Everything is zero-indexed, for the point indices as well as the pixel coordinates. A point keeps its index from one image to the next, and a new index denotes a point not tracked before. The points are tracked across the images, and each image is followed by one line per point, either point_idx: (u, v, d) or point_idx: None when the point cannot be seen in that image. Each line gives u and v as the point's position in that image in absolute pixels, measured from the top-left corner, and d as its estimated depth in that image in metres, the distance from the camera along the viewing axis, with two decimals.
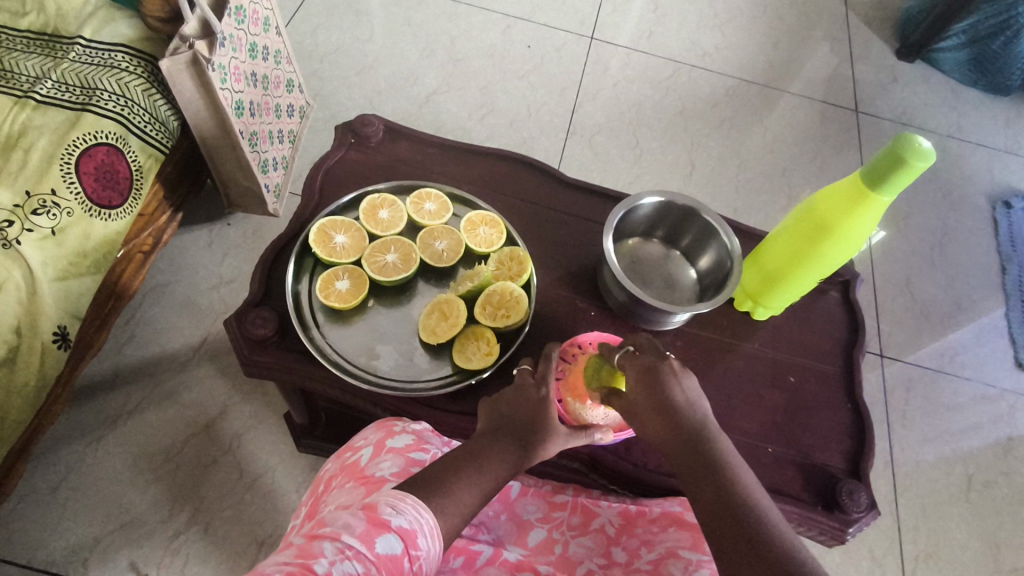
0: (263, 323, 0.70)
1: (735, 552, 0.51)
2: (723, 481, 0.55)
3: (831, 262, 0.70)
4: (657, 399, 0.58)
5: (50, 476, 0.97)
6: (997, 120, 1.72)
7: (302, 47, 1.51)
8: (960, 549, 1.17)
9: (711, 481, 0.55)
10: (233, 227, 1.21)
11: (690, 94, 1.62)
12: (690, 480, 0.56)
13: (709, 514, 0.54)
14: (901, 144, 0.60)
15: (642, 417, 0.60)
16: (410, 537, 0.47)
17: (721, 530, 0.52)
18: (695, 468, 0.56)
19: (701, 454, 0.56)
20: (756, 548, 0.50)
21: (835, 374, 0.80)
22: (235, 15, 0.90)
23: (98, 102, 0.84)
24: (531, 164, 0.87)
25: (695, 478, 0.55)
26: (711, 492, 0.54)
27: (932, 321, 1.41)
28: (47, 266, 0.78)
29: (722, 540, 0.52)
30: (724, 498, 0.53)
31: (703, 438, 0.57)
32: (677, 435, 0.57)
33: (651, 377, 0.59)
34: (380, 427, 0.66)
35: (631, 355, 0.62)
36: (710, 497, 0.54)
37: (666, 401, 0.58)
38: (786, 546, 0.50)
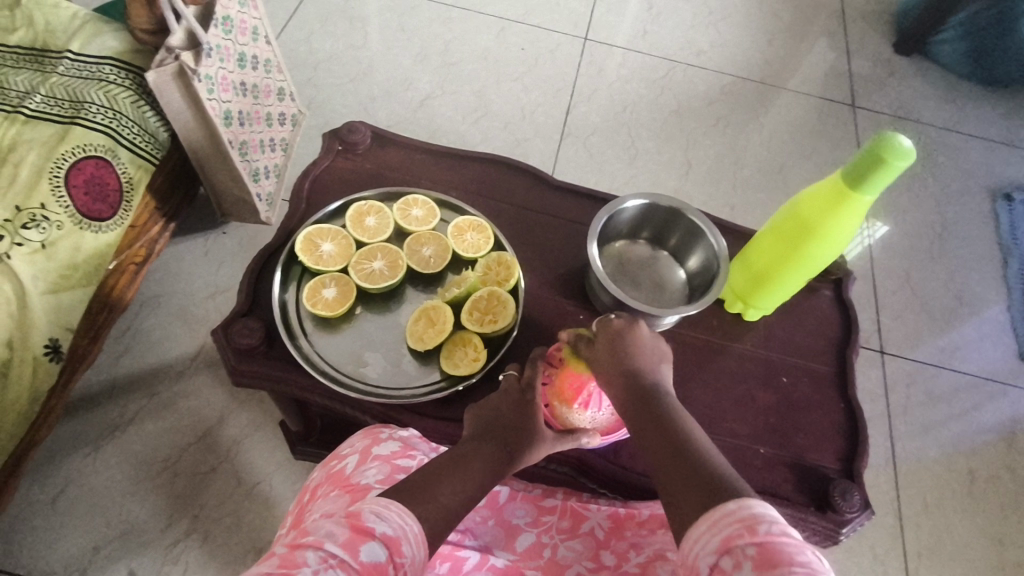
0: (249, 333, 0.69)
1: (669, 481, 0.50)
2: (665, 422, 0.54)
3: (816, 262, 0.70)
4: (615, 352, 0.60)
5: (48, 488, 0.98)
6: (996, 113, 1.71)
7: (296, 55, 1.51)
8: (963, 546, 1.16)
9: (654, 422, 0.54)
10: (227, 236, 1.21)
11: (686, 93, 1.61)
12: (636, 424, 0.56)
13: (650, 452, 0.53)
14: (881, 144, 0.59)
15: (600, 371, 0.60)
16: (394, 544, 0.46)
17: (659, 464, 0.52)
18: (641, 410, 0.56)
19: (647, 399, 0.56)
20: (687, 475, 0.49)
21: (827, 373, 0.80)
22: (222, 26, 0.90)
23: (87, 115, 0.84)
24: (518, 168, 0.87)
25: (639, 420, 0.56)
26: (652, 430, 0.54)
27: (933, 316, 1.40)
28: (38, 280, 0.78)
29: (659, 472, 0.51)
30: (663, 435, 0.53)
31: (656, 391, 0.57)
32: (627, 381, 0.58)
33: (613, 342, 0.61)
34: (367, 433, 0.66)
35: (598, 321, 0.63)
36: (653, 436, 0.54)
37: (622, 353, 0.59)
38: (717, 471, 0.49)
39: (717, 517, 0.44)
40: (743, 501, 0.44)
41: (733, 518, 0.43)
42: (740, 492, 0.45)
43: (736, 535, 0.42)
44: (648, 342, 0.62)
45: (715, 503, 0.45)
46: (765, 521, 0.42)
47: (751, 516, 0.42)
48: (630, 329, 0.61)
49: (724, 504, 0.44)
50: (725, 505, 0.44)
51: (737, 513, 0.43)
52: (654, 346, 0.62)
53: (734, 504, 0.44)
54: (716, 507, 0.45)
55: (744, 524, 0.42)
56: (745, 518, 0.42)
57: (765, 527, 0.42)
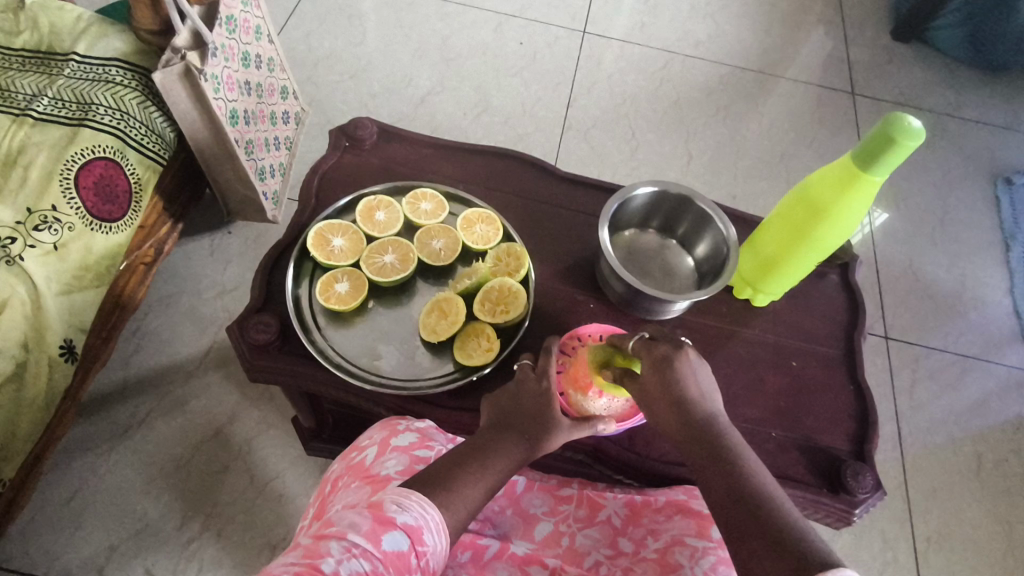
0: (265, 328, 0.70)
1: (748, 539, 0.51)
2: (736, 474, 0.55)
3: (827, 243, 0.70)
4: (670, 387, 0.59)
5: (64, 488, 0.98)
6: (995, 97, 1.71)
7: (296, 53, 1.51)
8: (972, 527, 1.17)
9: (725, 475, 0.55)
10: (234, 235, 1.22)
11: (685, 84, 1.62)
12: (706, 475, 0.56)
13: (723, 509, 0.54)
14: (891, 123, 0.60)
15: (654, 406, 0.60)
16: (415, 534, 0.47)
17: (734, 520, 0.52)
18: (712, 463, 0.56)
19: (716, 449, 0.57)
20: (769, 536, 0.50)
21: (837, 357, 0.81)
22: (226, 25, 0.90)
23: (94, 116, 0.85)
24: (525, 160, 0.88)
25: (710, 472, 0.56)
26: (722, 481, 0.55)
27: (936, 301, 1.41)
28: (51, 281, 0.79)
29: (736, 530, 0.52)
30: (737, 490, 0.54)
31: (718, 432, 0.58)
32: (693, 432, 0.58)
33: (660, 365, 0.60)
34: (384, 426, 0.67)
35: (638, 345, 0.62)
36: (725, 490, 0.54)
37: (679, 390, 0.59)
38: (799, 534, 0.49)
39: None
40: (831, 570, 0.45)
41: None
42: (830, 560, 0.46)
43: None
44: (692, 368, 0.60)
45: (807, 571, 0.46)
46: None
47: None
48: (677, 355, 0.59)
49: (818, 572, 0.45)
50: (820, 574, 0.45)
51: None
52: (709, 386, 0.61)
53: (824, 573, 0.45)
54: (809, 574, 0.45)
55: None
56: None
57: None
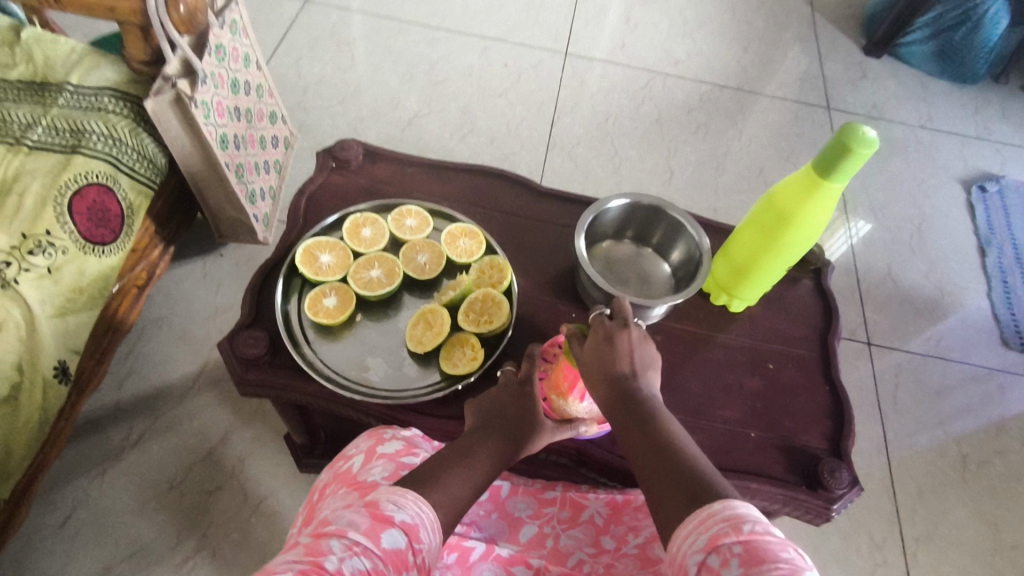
0: (255, 342, 0.72)
1: (659, 487, 0.53)
2: (652, 430, 0.57)
3: (793, 250, 0.74)
4: (606, 355, 0.60)
5: (57, 511, 0.99)
6: (965, 107, 1.77)
7: (285, 80, 1.55)
8: (958, 528, 1.19)
9: (642, 429, 0.57)
10: (225, 258, 1.24)
11: (666, 102, 1.67)
12: (624, 430, 0.59)
13: (640, 459, 0.56)
14: (846, 133, 0.63)
15: (590, 376, 0.61)
16: (412, 531, 0.49)
17: (648, 471, 0.54)
18: (631, 416, 0.59)
19: (638, 408, 0.59)
20: (674, 479, 0.52)
21: (812, 358, 0.83)
22: (215, 54, 0.93)
23: (88, 144, 0.87)
24: (506, 176, 0.91)
25: (628, 427, 0.58)
26: (637, 434, 0.57)
27: (916, 306, 1.44)
28: (45, 304, 0.81)
29: (649, 482, 0.54)
30: (652, 442, 0.56)
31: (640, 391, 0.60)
32: (614, 391, 0.60)
33: (600, 346, 0.61)
34: (371, 435, 0.68)
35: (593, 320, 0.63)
36: (642, 443, 0.57)
37: (614, 357, 0.60)
38: (705, 479, 0.51)
39: (705, 518, 0.46)
40: (727, 502, 0.47)
41: (719, 519, 0.46)
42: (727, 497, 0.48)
43: (722, 534, 0.44)
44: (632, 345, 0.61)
45: (705, 502, 0.48)
46: (749, 519, 0.45)
47: (736, 515, 0.45)
48: (618, 333, 0.61)
49: (711, 505, 0.47)
50: (713, 507, 0.47)
51: (722, 513, 0.46)
52: (642, 349, 0.62)
53: (719, 504, 0.47)
54: (706, 512, 0.47)
55: (729, 524, 0.45)
56: (730, 517, 0.45)
57: (749, 525, 0.44)
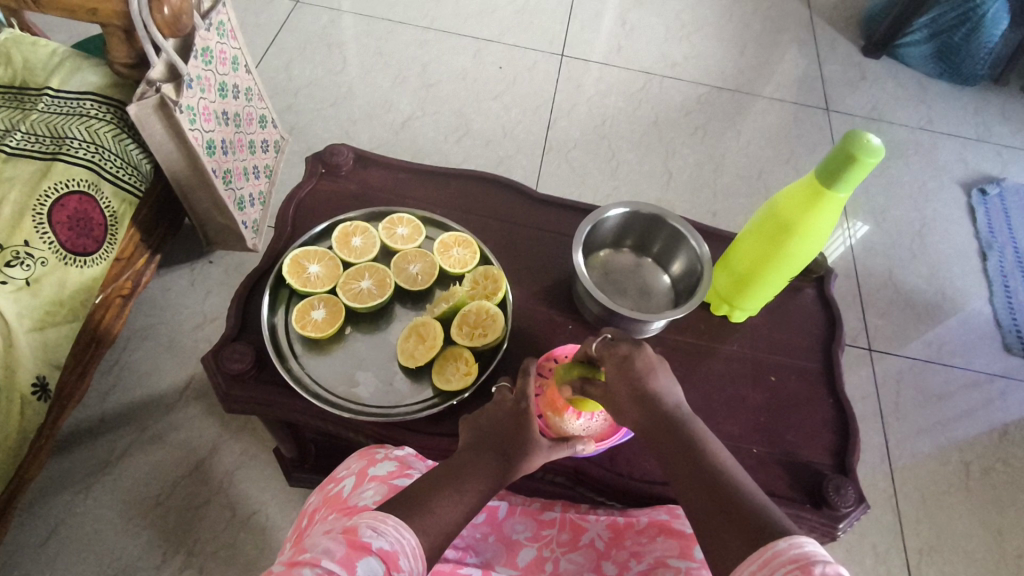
0: (240, 356, 0.70)
1: (714, 521, 0.51)
2: (702, 461, 0.56)
3: (796, 260, 0.71)
4: (631, 381, 0.60)
5: (40, 528, 0.96)
6: (965, 109, 1.75)
7: (276, 83, 1.53)
8: (963, 538, 1.17)
9: (691, 461, 0.56)
10: (214, 265, 1.21)
11: (663, 104, 1.64)
12: (672, 462, 0.57)
13: (689, 492, 0.55)
14: (851, 142, 0.61)
15: (620, 403, 0.61)
16: (391, 559, 0.47)
17: (703, 506, 0.53)
18: (677, 445, 0.57)
19: (683, 436, 0.58)
20: (732, 515, 0.51)
21: (816, 370, 0.81)
22: (202, 57, 0.91)
23: (69, 150, 0.84)
24: (501, 183, 0.88)
25: (677, 459, 0.57)
26: (686, 466, 0.56)
27: (917, 311, 1.43)
28: (23, 317, 0.78)
29: (703, 517, 0.52)
30: (703, 475, 0.55)
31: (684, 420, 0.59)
32: (655, 419, 0.59)
33: (622, 367, 0.61)
34: (362, 455, 0.66)
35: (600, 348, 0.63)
36: (693, 476, 0.55)
37: (641, 382, 0.60)
38: (764, 514, 0.50)
39: (769, 558, 0.45)
40: (792, 540, 0.46)
41: (785, 559, 0.44)
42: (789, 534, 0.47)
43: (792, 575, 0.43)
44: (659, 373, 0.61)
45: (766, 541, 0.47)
46: (819, 559, 0.43)
47: (803, 555, 0.44)
48: (637, 352, 0.61)
49: (775, 544, 0.46)
50: (777, 547, 0.46)
51: (788, 553, 0.45)
52: (663, 375, 0.61)
53: (784, 543, 0.46)
54: (771, 550, 0.46)
55: (796, 565, 0.44)
56: (798, 557, 0.44)
57: (818, 565, 0.43)
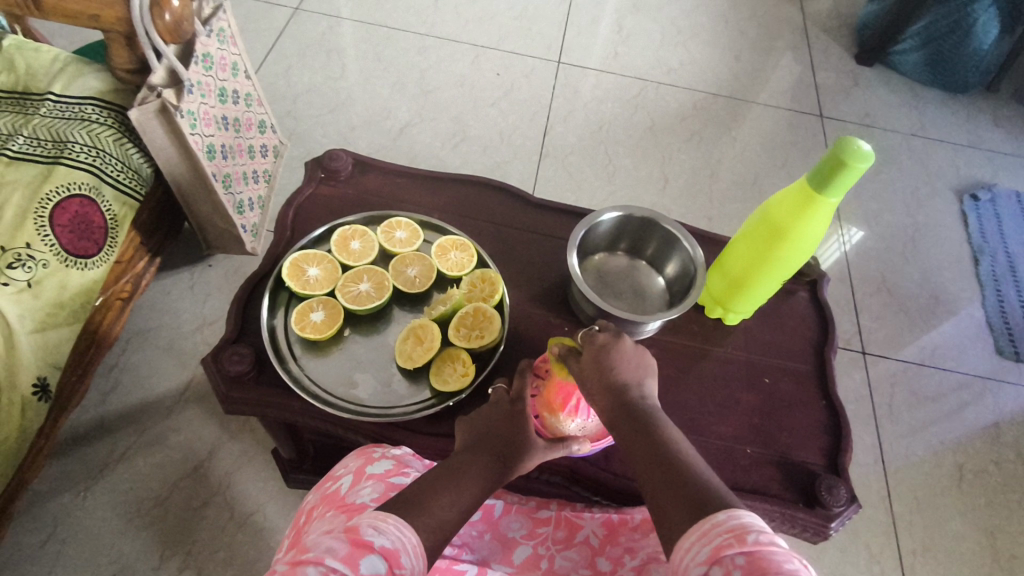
0: (239, 359, 0.70)
1: (661, 498, 0.51)
2: (656, 440, 0.56)
3: (787, 264, 0.73)
4: (600, 363, 0.61)
5: (39, 530, 0.96)
6: (957, 115, 1.78)
7: (276, 89, 1.54)
8: (956, 539, 1.18)
9: (647, 440, 0.56)
10: (213, 268, 1.22)
11: (659, 110, 1.66)
12: (628, 443, 0.57)
13: (644, 471, 0.54)
14: (841, 148, 0.62)
15: (587, 386, 0.62)
16: (393, 557, 0.48)
17: (653, 482, 0.53)
18: (635, 427, 0.57)
19: (640, 419, 0.58)
20: (677, 488, 0.51)
21: (807, 371, 0.82)
22: (202, 63, 0.92)
23: (70, 154, 0.85)
24: (498, 187, 0.90)
25: (634, 440, 0.57)
26: (643, 447, 0.56)
27: (910, 315, 1.44)
28: (25, 318, 0.79)
29: (654, 495, 0.52)
30: (655, 452, 0.54)
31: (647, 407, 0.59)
32: (617, 402, 0.59)
33: (599, 358, 0.61)
34: (360, 454, 0.67)
35: (585, 338, 0.63)
36: (646, 454, 0.55)
37: (608, 365, 0.61)
38: (706, 488, 0.50)
39: (710, 529, 0.45)
40: (731, 513, 0.46)
41: (723, 529, 0.44)
42: (729, 507, 0.47)
43: (725, 544, 0.43)
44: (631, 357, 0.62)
45: (706, 514, 0.47)
46: (755, 530, 0.44)
47: (740, 526, 0.44)
48: (616, 343, 0.62)
49: (715, 516, 0.46)
50: (716, 517, 0.46)
51: (726, 524, 0.45)
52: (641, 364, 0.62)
53: (724, 514, 0.46)
54: (710, 522, 0.45)
55: (733, 534, 0.44)
56: (733, 528, 0.44)
57: (754, 535, 0.43)
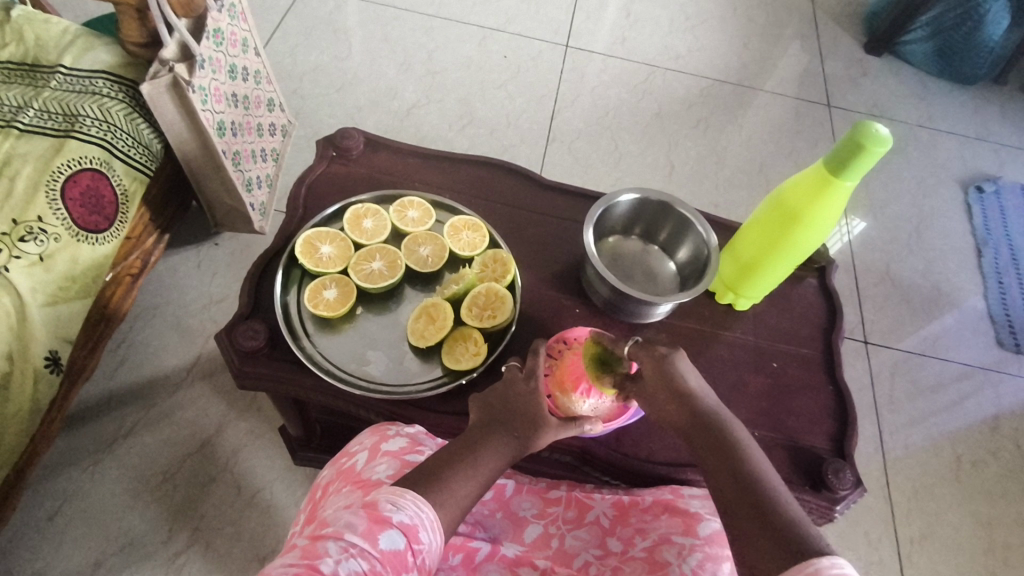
0: (253, 334, 0.71)
1: (749, 527, 0.53)
2: (741, 469, 0.58)
3: (800, 249, 0.73)
4: (674, 384, 0.63)
5: (48, 503, 0.97)
6: (964, 107, 1.77)
7: (282, 67, 1.53)
8: (953, 526, 1.19)
9: (727, 465, 0.58)
10: (220, 247, 1.22)
11: (666, 96, 1.65)
12: (709, 463, 0.60)
13: (725, 494, 0.57)
14: (860, 131, 0.62)
15: (663, 402, 0.64)
16: (411, 532, 0.48)
17: (738, 512, 0.55)
18: (717, 452, 0.60)
19: (718, 441, 0.60)
20: (769, 525, 0.52)
21: (816, 358, 0.83)
22: (214, 38, 0.91)
23: (81, 128, 0.84)
24: (511, 169, 0.89)
25: (715, 462, 0.59)
26: (725, 470, 0.58)
27: (913, 305, 1.45)
28: (37, 292, 0.79)
29: (738, 521, 0.55)
30: (739, 479, 0.57)
31: (722, 427, 0.61)
32: (696, 423, 0.62)
33: (668, 375, 0.63)
34: (374, 431, 0.67)
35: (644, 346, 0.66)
36: (729, 479, 0.57)
37: (681, 386, 0.63)
38: (795, 524, 0.52)
39: (806, 571, 0.47)
40: (828, 558, 0.47)
41: (822, 574, 0.46)
42: (825, 551, 0.48)
43: None
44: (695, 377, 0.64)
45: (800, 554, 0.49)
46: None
47: (840, 575, 0.45)
48: (673, 357, 0.64)
49: (811, 560, 0.47)
50: (812, 562, 0.47)
51: (825, 571, 0.46)
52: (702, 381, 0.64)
53: (821, 560, 0.47)
54: (805, 563, 0.47)
55: None
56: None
57: None
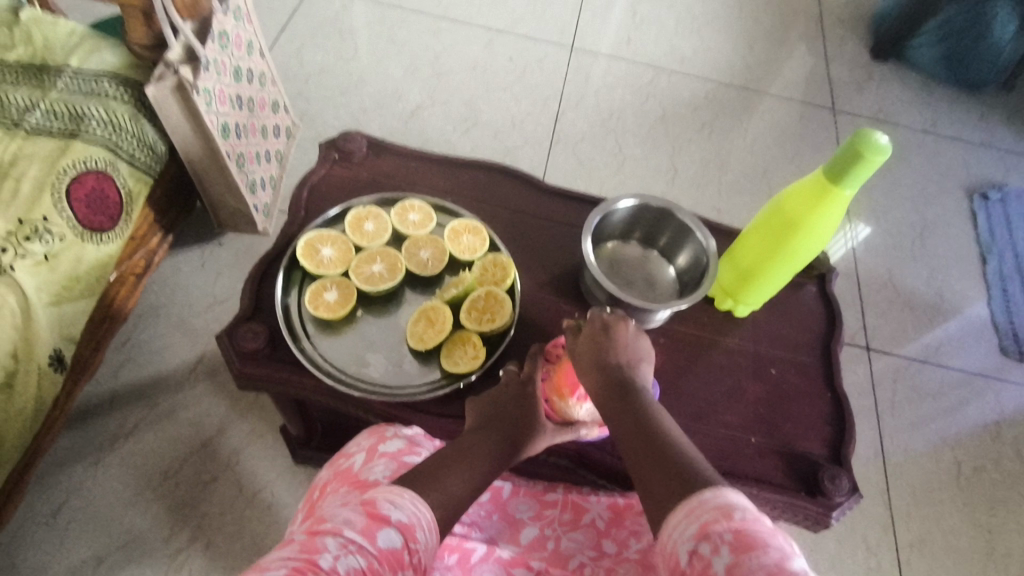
0: (253, 335, 0.72)
1: (648, 471, 0.53)
2: (645, 418, 0.57)
3: (800, 256, 0.73)
4: (597, 346, 0.63)
5: (51, 499, 0.98)
6: (970, 113, 1.77)
7: (288, 68, 1.54)
8: (953, 534, 1.19)
9: (633, 415, 0.58)
10: (223, 247, 1.23)
11: (671, 100, 1.65)
12: (614, 415, 0.59)
13: (628, 444, 0.56)
14: (859, 139, 0.63)
15: (579, 364, 0.64)
16: (409, 531, 0.48)
17: (638, 457, 0.54)
18: (623, 404, 0.59)
19: (628, 395, 0.60)
20: (665, 466, 0.52)
21: (814, 364, 0.83)
22: (219, 40, 0.91)
23: (88, 130, 0.86)
24: (512, 173, 0.90)
25: (619, 413, 0.59)
26: (629, 419, 0.58)
27: (916, 312, 1.44)
28: (42, 291, 0.80)
29: (638, 467, 0.54)
30: (647, 433, 0.56)
31: (635, 384, 0.61)
32: (605, 377, 0.61)
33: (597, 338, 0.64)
34: (372, 432, 0.67)
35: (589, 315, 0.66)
36: (633, 428, 0.57)
37: (603, 348, 0.63)
38: (691, 463, 0.51)
39: (694, 506, 0.46)
40: (717, 491, 0.47)
41: (710, 506, 0.45)
42: (714, 484, 0.48)
43: (714, 520, 0.44)
44: (626, 340, 0.64)
45: (690, 489, 0.48)
46: (739, 507, 0.45)
47: (727, 504, 0.45)
48: (616, 327, 0.65)
49: (701, 495, 0.47)
50: (702, 495, 0.47)
51: (713, 501, 0.46)
52: (632, 345, 0.65)
53: (710, 493, 0.47)
54: (694, 498, 0.47)
55: (720, 511, 0.45)
56: (721, 506, 0.45)
57: (739, 513, 0.44)
